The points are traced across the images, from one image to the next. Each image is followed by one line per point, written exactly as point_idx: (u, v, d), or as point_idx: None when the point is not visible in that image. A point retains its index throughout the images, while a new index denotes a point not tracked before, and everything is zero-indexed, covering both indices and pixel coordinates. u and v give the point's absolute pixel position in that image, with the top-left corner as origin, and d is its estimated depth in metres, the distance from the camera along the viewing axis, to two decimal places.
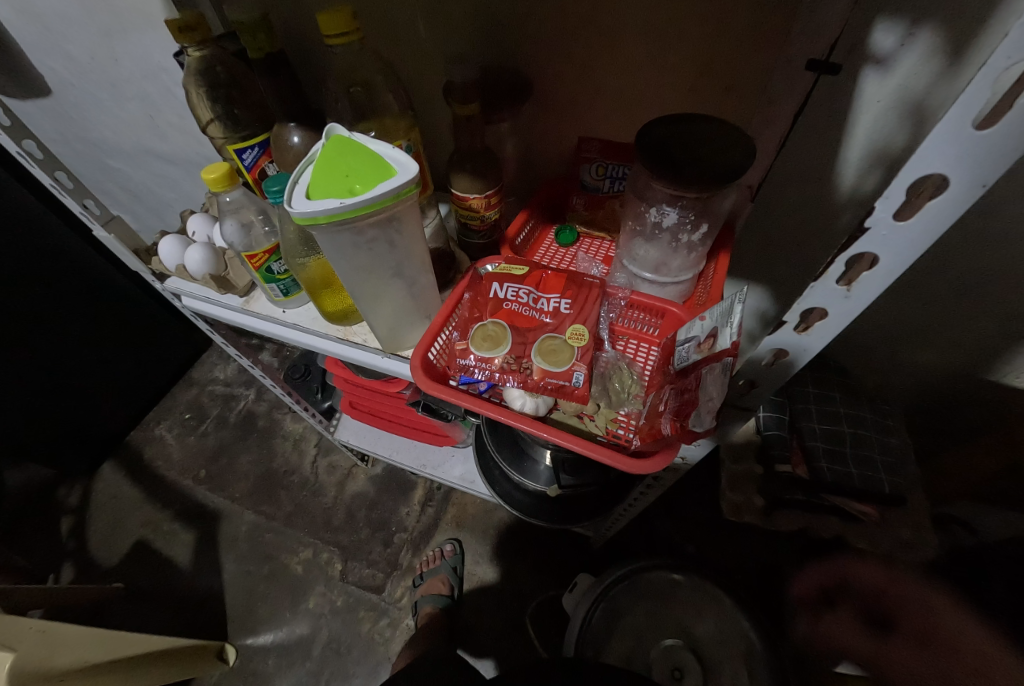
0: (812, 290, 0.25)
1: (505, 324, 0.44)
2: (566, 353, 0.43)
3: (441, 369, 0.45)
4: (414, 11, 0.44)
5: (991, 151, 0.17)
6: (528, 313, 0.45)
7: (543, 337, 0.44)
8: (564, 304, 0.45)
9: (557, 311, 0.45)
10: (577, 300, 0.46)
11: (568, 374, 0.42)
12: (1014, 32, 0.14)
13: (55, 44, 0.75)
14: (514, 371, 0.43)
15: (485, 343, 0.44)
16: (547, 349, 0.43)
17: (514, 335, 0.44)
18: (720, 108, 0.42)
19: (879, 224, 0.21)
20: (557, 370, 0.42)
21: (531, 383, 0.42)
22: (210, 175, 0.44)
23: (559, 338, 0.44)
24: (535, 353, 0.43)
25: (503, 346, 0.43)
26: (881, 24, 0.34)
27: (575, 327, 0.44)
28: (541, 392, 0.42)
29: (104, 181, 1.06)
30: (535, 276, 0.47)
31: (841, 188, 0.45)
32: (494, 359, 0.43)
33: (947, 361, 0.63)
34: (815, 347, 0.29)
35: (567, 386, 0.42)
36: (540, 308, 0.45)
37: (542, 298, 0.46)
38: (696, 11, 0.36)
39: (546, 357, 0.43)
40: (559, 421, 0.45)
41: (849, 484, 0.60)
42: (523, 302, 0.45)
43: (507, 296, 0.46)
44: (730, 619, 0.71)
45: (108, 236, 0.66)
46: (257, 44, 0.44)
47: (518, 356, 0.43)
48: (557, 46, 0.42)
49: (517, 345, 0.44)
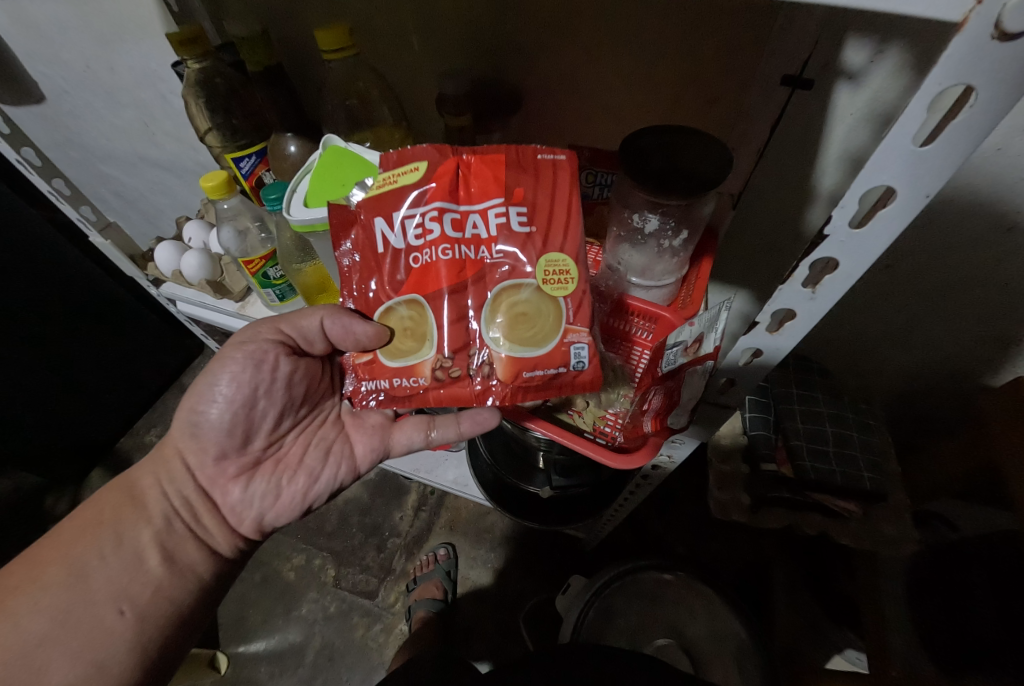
0: (782, 293, 0.27)
1: (421, 302, 0.33)
2: (540, 317, 0.32)
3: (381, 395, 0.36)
4: (406, 25, 0.45)
5: (931, 164, 0.19)
6: (460, 252, 0.32)
7: (498, 286, 0.33)
8: (516, 217, 0.32)
9: (510, 239, 0.32)
10: (539, 200, 0.32)
11: (562, 354, 0.32)
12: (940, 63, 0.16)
13: (52, 52, 0.76)
14: (462, 380, 0.33)
15: (397, 355, 0.35)
16: (517, 322, 0.32)
17: (448, 307, 0.33)
18: (701, 118, 0.44)
19: (837, 232, 0.23)
20: (532, 355, 0.32)
21: (513, 388, 0.33)
22: (209, 182, 0.45)
23: (527, 289, 0.32)
24: (501, 326, 0.33)
25: (429, 346, 0.33)
26: (851, 41, 0.36)
27: (548, 260, 0.32)
28: (530, 387, 0.33)
29: (97, 188, 1.06)
30: (441, 172, 0.32)
31: (818, 194, 0.47)
32: (422, 364, 0.34)
33: (923, 362, 0.65)
34: (786, 346, 0.31)
35: (553, 375, 0.33)
36: (481, 243, 0.33)
37: (484, 216, 0.32)
38: (676, 27, 0.37)
39: (515, 335, 0.32)
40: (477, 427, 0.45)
41: (833, 481, 0.62)
42: (455, 239, 0.32)
43: (412, 234, 0.32)
44: (720, 618, 0.73)
45: (105, 242, 0.67)
46: (256, 59, 0.46)
47: (466, 341, 0.33)
48: (544, 58, 0.43)
49: (444, 331, 0.33)
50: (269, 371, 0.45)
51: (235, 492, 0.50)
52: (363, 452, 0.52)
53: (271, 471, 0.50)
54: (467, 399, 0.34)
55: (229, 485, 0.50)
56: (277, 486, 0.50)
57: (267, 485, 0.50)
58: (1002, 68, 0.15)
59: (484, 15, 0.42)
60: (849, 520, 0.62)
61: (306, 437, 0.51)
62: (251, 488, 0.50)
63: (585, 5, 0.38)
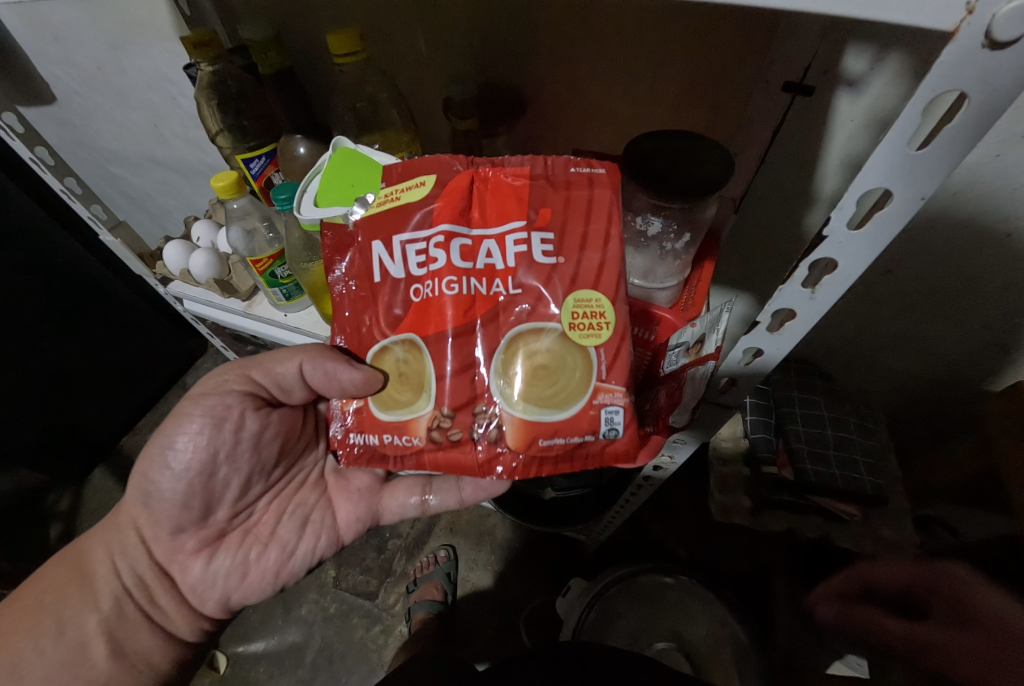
0: (782, 292, 0.28)
1: (420, 343, 0.33)
2: (560, 373, 0.32)
3: (367, 456, 0.36)
4: (414, 30, 0.46)
5: (926, 167, 0.20)
6: (475, 284, 0.33)
7: (512, 329, 0.33)
8: (543, 246, 0.32)
9: (534, 273, 0.32)
10: (569, 232, 0.32)
11: (593, 418, 0.32)
12: (932, 71, 0.17)
13: (64, 53, 0.77)
14: (463, 445, 0.33)
15: (397, 411, 0.35)
16: (538, 375, 0.32)
17: (451, 351, 0.32)
18: (703, 124, 0.44)
19: (835, 233, 0.24)
20: (550, 419, 0.32)
21: (527, 456, 0.33)
22: (219, 183, 0.46)
23: (549, 335, 0.32)
24: (519, 381, 0.32)
25: (426, 399, 0.33)
26: (851, 48, 0.36)
27: (576, 298, 0.32)
28: (548, 454, 0.33)
29: (105, 188, 1.07)
30: (451, 193, 0.33)
31: (819, 198, 0.48)
32: (419, 416, 0.34)
33: (924, 366, 0.65)
34: (787, 345, 0.32)
35: (572, 443, 0.32)
36: (494, 274, 0.33)
37: (504, 248, 0.33)
38: (678, 33, 0.38)
39: (531, 394, 0.32)
40: (476, 496, 0.49)
41: (833, 484, 0.62)
42: (467, 270, 0.33)
43: (415, 262, 0.33)
44: (720, 622, 0.73)
45: (114, 240, 0.68)
46: (269, 62, 0.47)
47: (474, 394, 0.33)
48: (549, 64, 0.44)
49: (441, 385, 0.33)
50: (233, 434, 0.46)
51: (199, 567, 0.50)
52: (345, 517, 0.53)
53: (238, 543, 0.50)
54: (469, 467, 0.33)
55: (194, 559, 0.50)
56: (245, 558, 0.50)
57: (233, 558, 0.50)
58: (991, 76, 0.16)
59: (490, 21, 0.43)
60: (850, 524, 0.62)
61: (278, 505, 0.52)
62: (216, 562, 0.50)
63: (589, 13, 0.39)
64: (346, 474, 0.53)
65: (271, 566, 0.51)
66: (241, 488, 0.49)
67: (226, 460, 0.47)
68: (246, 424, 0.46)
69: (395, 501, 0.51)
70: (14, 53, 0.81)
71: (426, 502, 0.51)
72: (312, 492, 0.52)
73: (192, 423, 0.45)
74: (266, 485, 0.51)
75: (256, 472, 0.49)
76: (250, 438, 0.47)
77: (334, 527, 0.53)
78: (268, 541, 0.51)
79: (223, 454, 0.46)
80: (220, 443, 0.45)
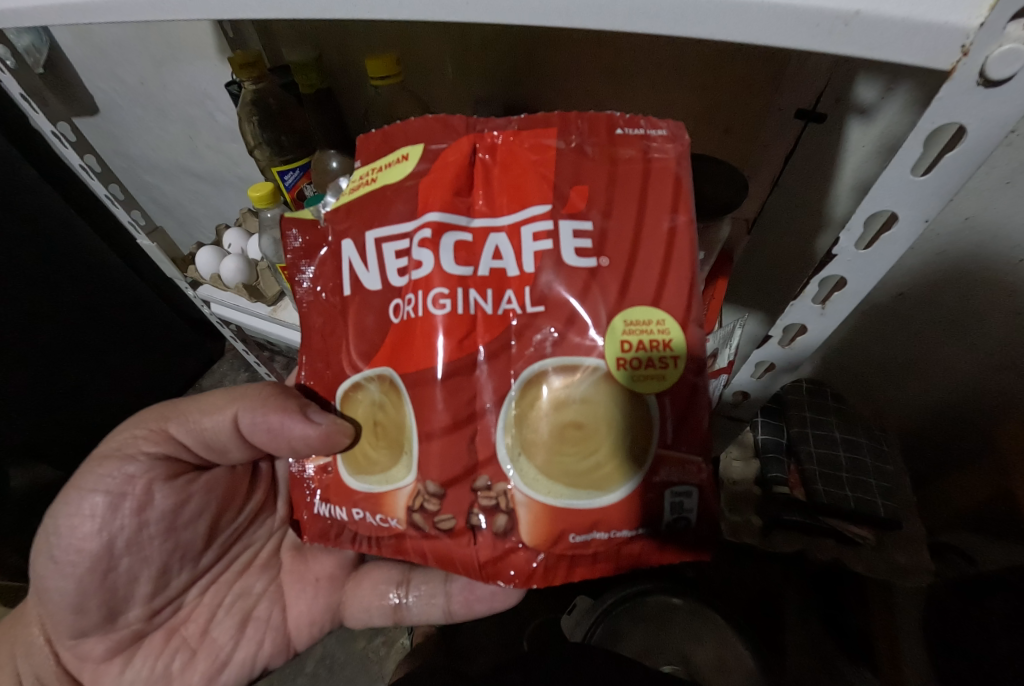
0: (794, 308, 0.31)
1: (400, 388, 0.36)
2: (594, 441, 0.33)
3: (337, 527, 0.40)
4: (445, 55, 0.49)
5: (929, 191, 0.23)
6: (487, 304, 0.35)
7: (529, 368, 0.34)
8: (585, 241, 0.33)
9: (568, 282, 0.33)
10: (612, 220, 0.33)
11: (631, 522, 0.33)
12: (929, 109, 0.19)
13: (113, 68, 0.83)
14: (458, 535, 0.35)
15: (371, 477, 0.38)
16: (568, 437, 0.33)
17: (444, 403, 0.34)
18: (717, 148, 0.46)
19: (844, 252, 0.27)
20: (588, 507, 0.33)
21: (551, 555, 0.34)
22: (257, 192, 0.51)
23: (585, 379, 0.33)
24: (546, 452, 0.33)
25: (406, 471, 0.36)
26: (863, 79, 0.38)
27: (628, 319, 0.33)
28: (574, 552, 0.34)
29: (140, 195, 1.13)
30: (453, 180, 0.36)
31: (831, 219, 0.49)
32: (406, 485, 0.36)
33: (941, 390, 0.65)
34: (798, 359, 0.35)
35: (617, 539, 0.34)
36: (509, 283, 0.34)
37: (522, 251, 0.34)
38: (693, 61, 0.40)
39: (560, 468, 0.33)
40: (466, 608, 0.51)
41: (845, 505, 0.61)
42: (465, 277, 0.35)
43: (401, 277, 0.36)
44: (731, 650, 0.71)
45: (152, 244, 0.73)
46: (307, 82, 0.55)
47: (472, 466, 0.35)
48: (573, 89, 0.46)
49: (422, 448, 0.35)
50: (138, 514, 0.48)
51: (113, 674, 0.51)
52: (295, 614, 0.55)
53: (159, 647, 0.52)
54: (471, 566, 0.35)
55: (107, 666, 0.52)
56: (167, 667, 0.52)
57: (152, 666, 0.52)
58: (980, 114, 0.19)
59: (514, 44, 0.45)
60: (864, 547, 0.61)
61: (211, 599, 0.55)
62: (130, 671, 0.51)
63: (605, 44, 0.41)
64: (304, 557, 0.57)
65: (197, 677, 0.52)
66: (157, 583, 0.52)
67: (126, 552, 0.49)
68: (150, 507, 0.48)
69: (362, 603, 0.54)
70: (68, 68, 0.87)
71: (404, 605, 0.53)
72: (257, 579, 0.56)
73: (85, 512, 0.47)
74: (192, 576, 0.54)
75: (175, 561, 0.52)
76: (159, 523, 0.49)
77: (281, 628, 0.55)
78: (197, 647, 0.53)
79: (122, 544, 0.48)
80: (115, 531, 0.48)
